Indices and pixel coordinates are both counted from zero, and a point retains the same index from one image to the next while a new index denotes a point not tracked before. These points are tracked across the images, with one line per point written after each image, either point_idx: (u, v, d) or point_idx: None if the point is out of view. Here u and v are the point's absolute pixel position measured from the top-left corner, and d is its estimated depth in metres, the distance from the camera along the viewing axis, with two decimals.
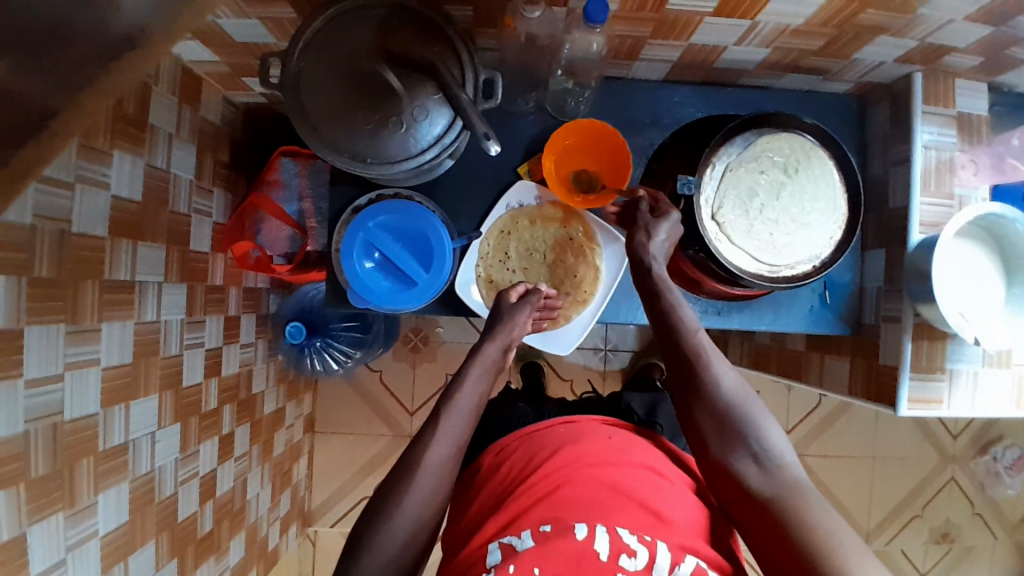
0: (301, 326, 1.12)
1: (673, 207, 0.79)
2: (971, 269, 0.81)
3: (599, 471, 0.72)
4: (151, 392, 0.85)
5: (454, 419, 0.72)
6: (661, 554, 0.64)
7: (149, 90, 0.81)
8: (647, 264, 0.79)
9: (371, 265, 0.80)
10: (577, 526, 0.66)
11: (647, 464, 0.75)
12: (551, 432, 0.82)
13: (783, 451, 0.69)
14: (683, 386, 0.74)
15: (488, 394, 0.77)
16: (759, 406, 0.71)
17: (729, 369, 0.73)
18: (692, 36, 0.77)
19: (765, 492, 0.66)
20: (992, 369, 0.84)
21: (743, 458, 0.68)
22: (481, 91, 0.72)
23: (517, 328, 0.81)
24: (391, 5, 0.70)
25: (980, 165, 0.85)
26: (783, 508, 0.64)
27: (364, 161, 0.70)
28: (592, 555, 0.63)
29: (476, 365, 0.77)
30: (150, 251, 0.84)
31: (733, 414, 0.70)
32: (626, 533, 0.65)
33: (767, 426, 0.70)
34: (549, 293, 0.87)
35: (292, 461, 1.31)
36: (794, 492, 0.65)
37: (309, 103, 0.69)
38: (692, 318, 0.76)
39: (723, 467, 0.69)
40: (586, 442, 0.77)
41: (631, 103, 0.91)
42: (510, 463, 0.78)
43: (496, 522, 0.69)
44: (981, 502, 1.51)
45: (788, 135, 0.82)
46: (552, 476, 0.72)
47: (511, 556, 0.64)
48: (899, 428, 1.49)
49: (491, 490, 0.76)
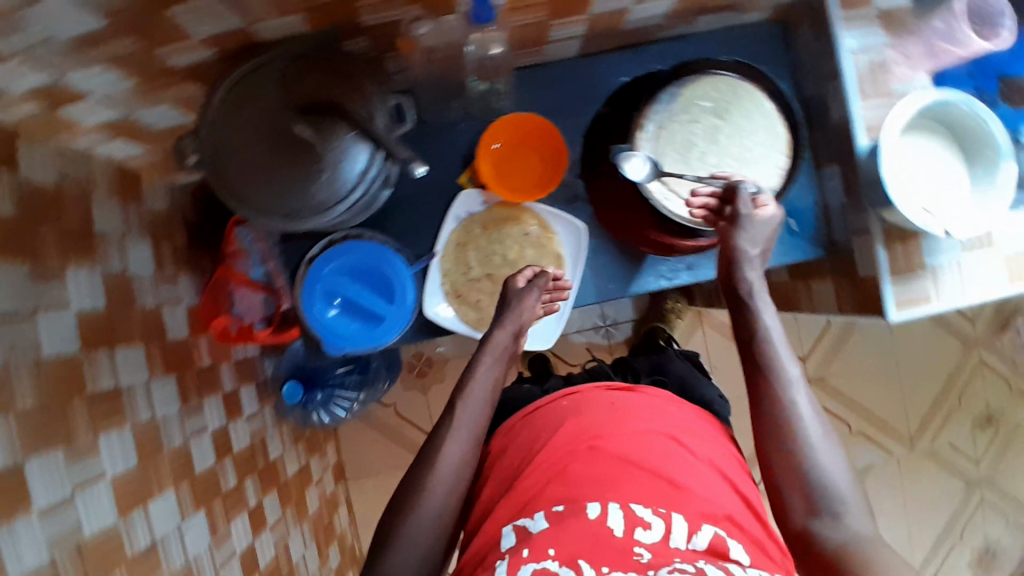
0: (298, 386, 1.14)
1: (773, 203, 0.76)
2: (928, 162, 0.79)
3: (604, 445, 0.74)
4: (165, 486, 0.86)
5: (468, 407, 0.74)
6: (677, 524, 0.66)
7: (88, 196, 0.81)
8: (743, 275, 0.76)
9: (335, 312, 0.79)
10: (590, 506, 0.67)
11: (658, 433, 0.76)
12: (555, 405, 0.83)
13: (855, 518, 0.66)
14: (765, 435, 0.71)
15: (502, 378, 0.79)
16: (839, 461, 0.69)
17: (817, 413, 0.70)
18: (592, 7, 0.76)
19: (840, 545, 0.64)
20: (973, 253, 0.83)
21: (820, 517, 0.66)
22: (393, 118, 0.72)
23: (525, 312, 0.81)
24: (289, 55, 0.68)
25: (913, 55, 0.82)
26: (849, 563, 0.62)
27: (298, 215, 0.69)
28: (608, 534, 0.65)
29: (488, 353, 0.79)
30: (129, 352, 0.85)
31: (816, 471, 0.67)
32: (640, 507, 0.67)
33: (845, 489, 0.67)
34: (559, 275, 0.87)
35: (331, 514, 1.31)
36: (865, 548, 0.63)
37: (232, 173, 0.68)
38: (790, 355, 0.73)
39: (803, 530, 0.67)
40: (589, 415, 0.79)
41: (555, 85, 0.90)
42: (514, 449, 0.80)
43: (509, 507, 0.72)
44: (1017, 379, 1.49)
45: (712, 78, 0.81)
46: (556, 458, 0.74)
47: (526, 538, 0.66)
48: (915, 326, 1.47)
49: (498, 478, 0.79)
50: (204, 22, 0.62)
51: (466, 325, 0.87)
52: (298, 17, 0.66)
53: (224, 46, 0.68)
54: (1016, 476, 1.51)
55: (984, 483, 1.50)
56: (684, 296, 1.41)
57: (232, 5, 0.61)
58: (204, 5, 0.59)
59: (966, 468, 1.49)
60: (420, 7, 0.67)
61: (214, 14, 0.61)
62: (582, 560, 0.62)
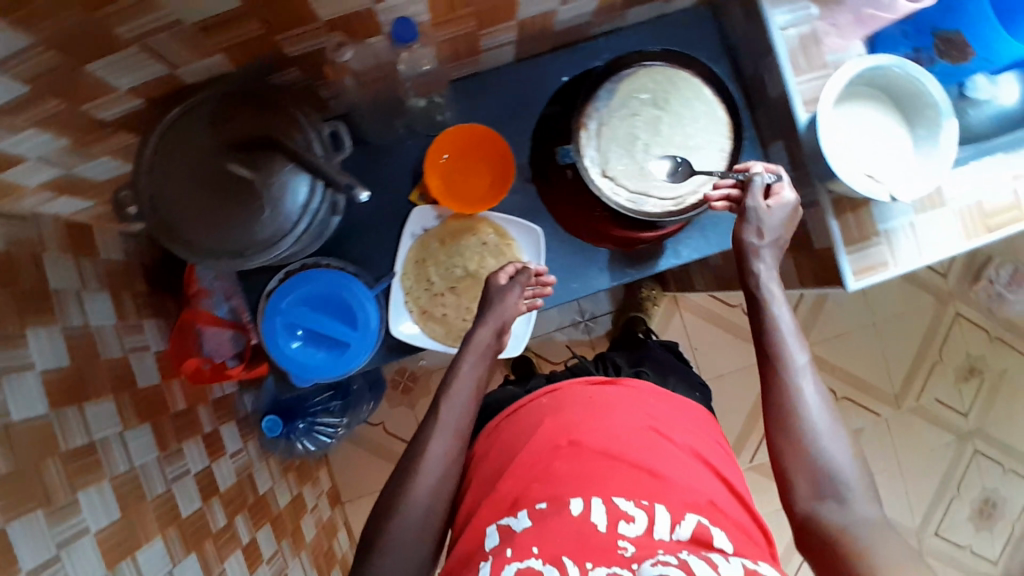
0: (277, 419, 1.14)
1: (790, 189, 0.75)
2: (868, 129, 0.80)
3: (585, 441, 0.74)
4: (153, 535, 0.84)
5: (451, 408, 0.76)
6: (660, 515, 0.66)
7: (40, 257, 0.80)
8: (755, 268, 0.76)
9: (299, 343, 0.79)
10: (573, 503, 0.67)
11: (636, 425, 0.76)
12: (534, 404, 0.82)
13: (860, 505, 0.66)
14: (772, 421, 0.72)
15: (485, 376, 0.80)
16: (844, 448, 0.69)
17: (824, 400, 0.71)
18: (519, 11, 0.76)
19: (842, 530, 0.65)
20: (925, 215, 0.83)
21: (825, 501, 0.67)
22: (329, 145, 0.71)
23: (507, 309, 0.80)
24: (217, 95, 0.68)
25: (842, 25, 0.83)
26: (850, 550, 0.63)
27: (245, 254, 0.69)
28: (591, 530, 0.64)
29: (470, 353, 0.79)
30: (99, 406, 0.83)
31: (822, 459, 0.68)
32: (623, 501, 0.67)
33: (851, 476, 0.67)
34: (542, 271, 0.84)
35: (330, 540, 1.28)
36: (868, 530, 0.64)
37: (174, 219, 0.68)
38: (800, 343, 0.74)
39: (807, 516, 0.67)
40: (569, 410, 0.78)
41: (495, 92, 0.90)
42: (495, 451, 0.79)
43: (490, 507, 0.71)
44: (995, 326, 1.50)
45: (646, 71, 0.82)
46: (537, 457, 0.74)
47: (510, 538, 0.66)
48: (889, 287, 1.48)
49: (481, 481, 0.77)
50: (126, 71, 0.62)
51: (434, 341, 0.87)
52: (220, 56, 0.66)
53: (151, 93, 0.68)
54: (1006, 422, 1.52)
55: (976, 434, 1.52)
56: (659, 283, 1.42)
57: (153, 51, 0.61)
58: (124, 54, 0.59)
59: (956, 420, 1.50)
60: (341, 32, 0.68)
61: (136, 62, 0.61)
62: (566, 557, 0.61)
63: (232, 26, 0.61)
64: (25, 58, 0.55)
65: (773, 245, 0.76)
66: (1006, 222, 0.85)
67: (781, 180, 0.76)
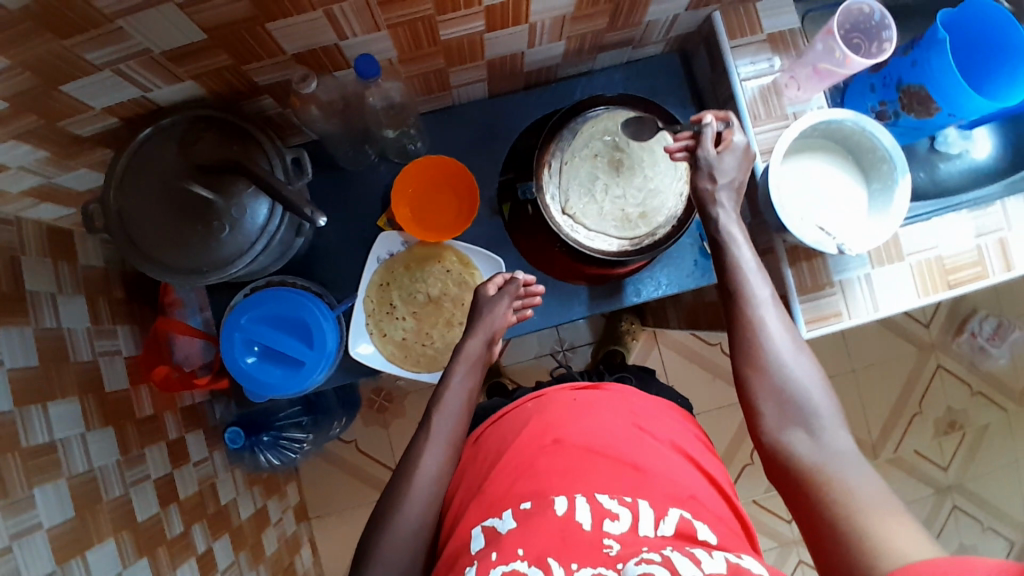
0: (239, 430, 1.15)
1: (740, 134, 0.77)
2: (822, 181, 0.81)
3: (569, 439, 0.76)
4: (105, 536, 0.85)
5: (444, 415, 0.80)
6: (643, 512, 0.67)
7: (18, 262, 0.83)
8: (715, 214, 0.78)
9: (254, 359, 0.80)
10: (557, 501, 0.67)
11: (619, 426, 0.78)
12: (520, 410, 0.84)
13: (831, 432, 0.66)
14: (744, 360, 0.72)
15: (476, 387, 0.84)
16: (812, 376, 0.70)
17: (789, 333, 0.72)
18: (486, 52, 0.80)
19: (814, 461, 0.65)
20: (882, 268, 0.84)
21: (797, 433, 0.67)
22: (292, 171, 0.75)
23: (496, 319, 0.84)
24: (186, 120, 0.72)
25: (801, 78, 0.83)
26: (821, 480, 0.63)
27: (204, 271, 0.72)
28: (575, 528, 0.64)
29: (461, 363, 0.83)
30: (64, 407, 0.85)
31: (789, 383, 0.69)
32: (606, 500, 0.67)
33: (822, 403, 0.68)
34: (530, 281, 0.87)
35: (292, 555, 1.29)
36: (842, 461, 0.64)
37: (138, 235, 0.71)
38: (762, 277, 0.75)
39: (774, 447, 0.68)
40: (552, 411, 0.81)
41: (468, 125, 0.94)
42: (483, 456, 0.80)
43: (477, 511, 0.71)
44: (977, 380, 1.49)
45: (609, 113, 0.84)
46: (523, 455, 0.75)
47: (494, 541, 0.66)
48: (871, 334, 1.48)
49: (469, 484, 0.78)
50: (102, 93, 0.66)
51: (391, 364, 0.88)
52: (191, 82, 0.69)
53: (127, 113, 0.71)
54: (985, 479, 1.49)
55: (955, 489, 1.49)
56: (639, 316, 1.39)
57: (125, 75, 0.64)
58: (99, 78, 0.63)
59: (935, 474, 1.48)
60: (307, 65, 0.72)
61: (110, 85, 0.65)
62: (551, 558, 0.61)
63: (199, 57, 0.65)
64: (4, 77, 0.58)
65: (729, 188, 0.78)
66: (965, 277, 0.85)
67: (733, 126, 0.78)
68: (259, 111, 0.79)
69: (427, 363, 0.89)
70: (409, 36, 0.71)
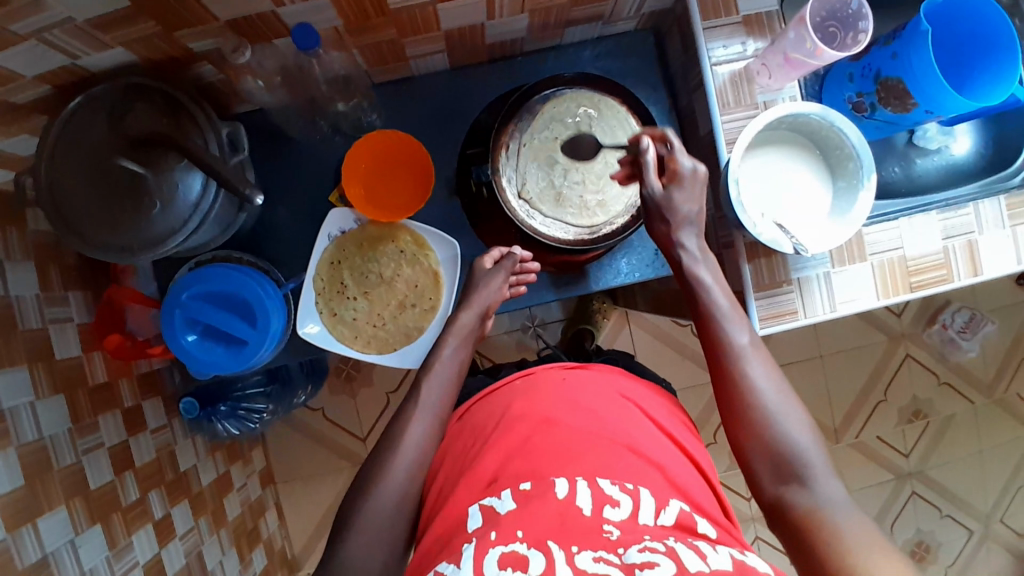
0: (195, 400, 1.09)
1: (686, 160, 0.75)
2: (785, 177, 0.79)
3: (561, 419, 0.69)
4: (57, 504, 0.78)
5: (432, 386, 0.78)
6: (644, 501, 0.60)
7: None
8: (679, 257, 0.77)
9: (196, 337, 0.79)
10: (557, 484, 0.61)
11: (608, 403, 0.73)
12: (508, 387, 0.77)
13: (825, 482, 0.63)
14: (729, 412, 0.70)
15: (466, 361, 0.82)
16: (800, 420, 0.67)
17: (776, 381, 0.69)
18: (442, 24, 0.76)
19: (811, 513, 0.62)
20: (843, 268, 0.82)
21: (791, 486, 0.64)
22: (227, 146, 0.73)
23: (491, 294, 0.84)
24: (116, 88, 0.69)
25: (773, 67, 0.79)
26: (824, 532, 0.60)
27: (134, 250, 0.69)
28: (574, 513, 0.58)
29: (451, 336, 0.82)
30: (13, 375, 0.76)
31: (778, 437, 0.66)
32: (608, 485, 0.61)
33: (811, 450, 0.65)
34: (525, 257, 0.87)
35: (255, 519, 1.30)
36: (839, 514, 0.61)
37: (68, 213, 0.67)
38: (742, 323, 0.73)
39: (774, 500, 0.65)
40: (543, 391, 0.73)
41: (427, 101, 0.91)
42: (467, 432, 0.74)
43: (468, 492, 0.65)
44: (945, 371, 1.49)
45: (572, 94, 0.81)
46: (512, 432, 0.69)
47: (493, 519, 0.59)
48: (843, 321, 1.47)
49: (453, 463, 0.72)
50: (29, 62, 0.62)
51: (340, 344, 0.87)
52: (121, 49, 0.66)
53: (59, 80, 0.67)
54: (948, 468, 1.51)
55: (915, 476, 1.50)
56: (609, 296, 1.39)
57: (51, 44, 0.61)
58: (24, 47, 0.59)
59: (897, 461, 1.49)
60: (237, 33, 0.68)
61: (37, 55, 0.61)
62: (552, 542, 0.55)
63: (126, 24, 0.62)
64: None
65: (693, 225, 0.76)
66: (929, 280, 0.83)
67: (674, 150, 0.76)
68: (201, 77, 0.76)
69: (378, 345, 0.88)
70: (355, 6, 0.67)
